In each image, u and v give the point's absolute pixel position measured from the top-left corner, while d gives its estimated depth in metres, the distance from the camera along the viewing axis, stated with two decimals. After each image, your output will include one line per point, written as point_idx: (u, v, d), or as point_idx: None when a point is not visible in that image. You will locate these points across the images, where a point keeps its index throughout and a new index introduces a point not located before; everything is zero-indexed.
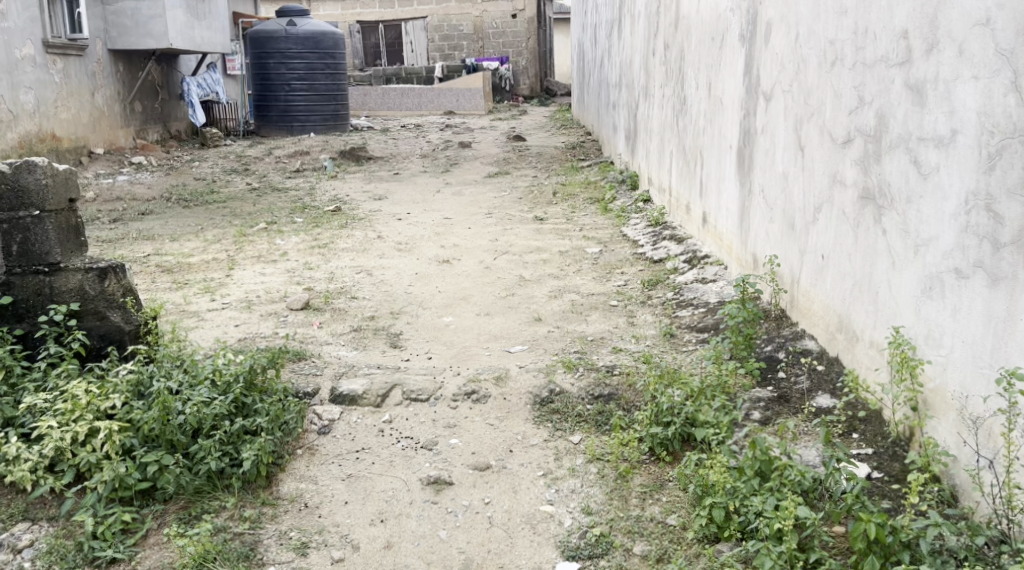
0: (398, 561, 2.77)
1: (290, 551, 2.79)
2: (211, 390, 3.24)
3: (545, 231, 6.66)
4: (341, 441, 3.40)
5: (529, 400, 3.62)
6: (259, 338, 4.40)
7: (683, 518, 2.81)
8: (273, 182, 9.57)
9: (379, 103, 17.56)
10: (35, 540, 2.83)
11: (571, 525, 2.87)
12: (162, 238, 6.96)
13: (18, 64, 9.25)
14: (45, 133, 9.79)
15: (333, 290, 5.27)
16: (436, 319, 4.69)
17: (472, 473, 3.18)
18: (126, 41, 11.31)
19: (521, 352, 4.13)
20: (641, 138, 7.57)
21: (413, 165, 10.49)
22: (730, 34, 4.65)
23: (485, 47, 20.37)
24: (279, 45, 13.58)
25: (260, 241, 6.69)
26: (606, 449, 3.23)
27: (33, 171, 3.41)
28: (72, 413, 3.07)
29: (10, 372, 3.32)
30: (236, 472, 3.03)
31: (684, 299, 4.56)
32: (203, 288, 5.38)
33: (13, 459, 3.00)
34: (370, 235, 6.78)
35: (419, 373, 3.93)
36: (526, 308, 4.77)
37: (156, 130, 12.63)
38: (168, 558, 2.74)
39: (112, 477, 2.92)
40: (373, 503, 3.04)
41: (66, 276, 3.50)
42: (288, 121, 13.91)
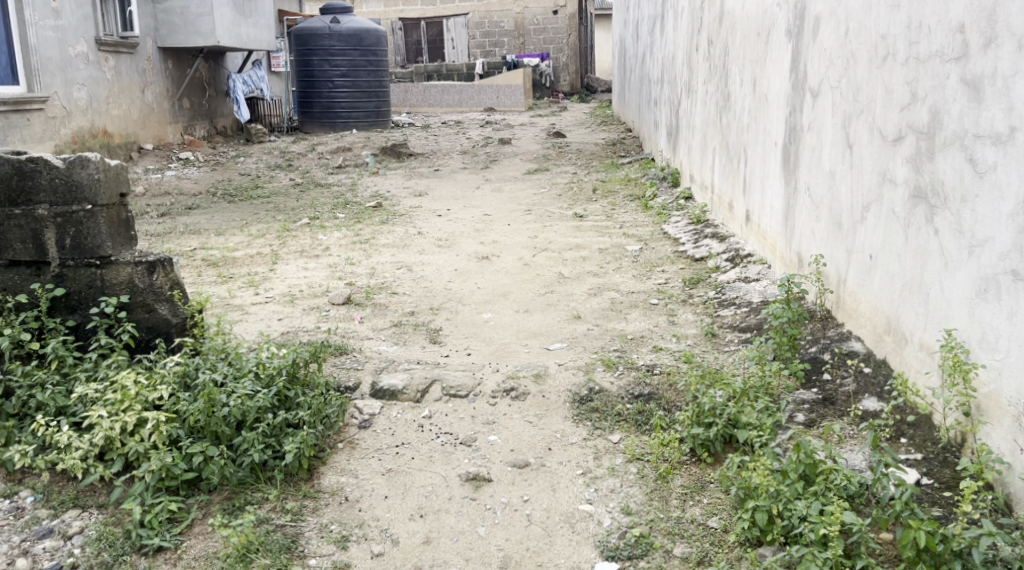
0: (437, 557, 2.78)
1: (331, 544, 2.81)
2: (255, 383, 3.28)
3: (585, 228, 6.64)
4: (381, 435, 3.42)
5: (568, 398, 3.60)
6: (301, 333, 4.44)
7: (725, 520, 2.79)
8: (316, 178, 9.66)
9: (420, 99, 17.61)
10: (85, 527, 2.88)
11: (611, 525, 2.86)
12: (208, 232, 7.06)
13: (71, 61, 9.46)
14: (97, 129, 10.01)
15: (374, 285, 5.31)
16: (475, 315, 4.70)
17: (511, 470, 3.18)
18: (175, 39, 11.49)
19: (560, 349, 4.12)
20: (683, 134, 7.51)
21: (453, 162, 10.53)
22: (776, 29, 4.58)
23: (526, 43, 20.39)
24: (323, 42, 13.71)
25: (302, 236, 6.76)
26: (646, 450, 3.21)
27: (86, 166, 3.47)
28: (121, 403, 3.12)
29: (62, 363, 3.40)
30: (279, 464, 3.07)
31: (726, 299, 4.51)
32: (248, 282, 5.46)
33: (65, 447, 3.08)
34: (410, 231, 6.82)
35: (458, 369, 3.94)
36: (565, 306, 4.76)
37: (203, 126, 12.83)
38: (212, 548, 2.78)
39: (159, 467, 2.97)
40: (413, 497, 3.05)
41: (117, 269, 3.55)
42: (330, 118, 14.03)
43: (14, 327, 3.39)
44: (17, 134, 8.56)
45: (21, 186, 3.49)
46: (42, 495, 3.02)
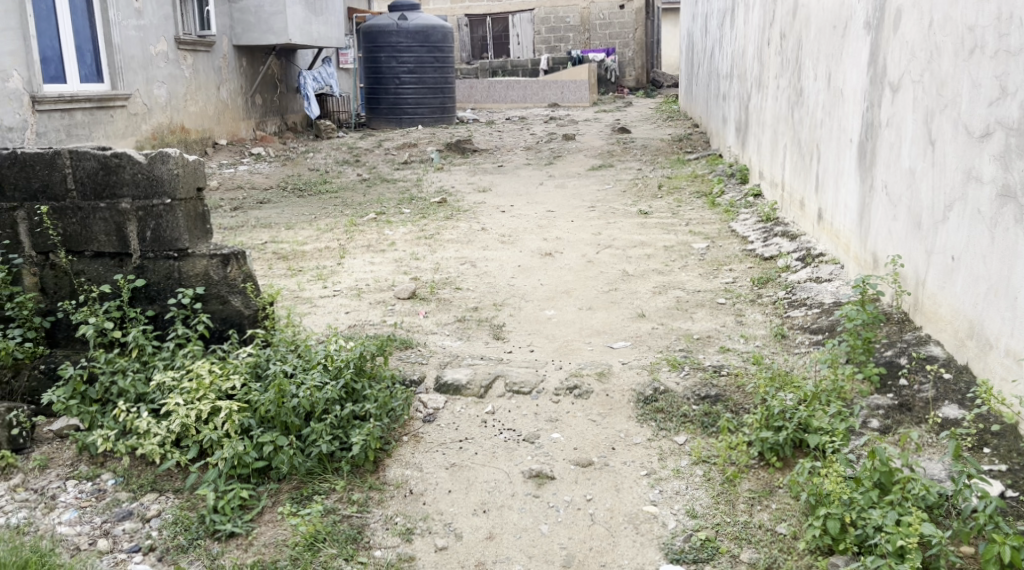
0: (500, 553, 2.79)
1: (395, 536, 2.84)
2: (323, 374, 3.33)
3: (650, 224, 6.57)
4: (445, 429, 3.44)
5: (632, 398, 3.57)
6: (367, 326, 4.50)
7: (795, 527, 2.73)
8: (382, 173, 9.77)
9: (485, 96, 17.71)
10: (162, 510, 2.96)
11: (676, 527, 2.83)
12: (278, 226, 7.21)
13: (152, 59, 9.74)
14: (175, 125, 10.29)
15: (439, 280, 5.35)
16: (538, 311, 4.70)
17: (575, 469, 3.17)
18: (249, 37, 11.75)
19: (624, 348, 4.10)
20: (752, 130, 7.38)
21: (517, 158, 10.54)
22: (854, 22, 4.46)
23: (592, 38, 20.30)
24: (390, 39, 13.84)
25: (369, 231, 6.84)
26: (713, 452, 3.16)
27: (166, 161, 3.56)
28: (196, 392, 3.22)
29: (142, 351, 3.51)
30: (346, 455, 3.12)
31: (797, 299, 4.42)
32: (316, 275, 5.55)
33: (144, 433, 3.18)
34: (474, 227, 6.84)
35: (521, 365, 3.95)
36: (630, 304, 4.72)
37: (274, 122, 13.09)
38: (281, 535, 2.83)
39: (231, 455, 3.03)
40: (476, 493, 3.07)
41: (193, 261, 3.64)
42: (397, 114, 14.18)
43: (98, 315, 3.51)
44: (100, 130, 8.86)
45: (105, 180, 3.60)
46: (122, 478, 3.13)
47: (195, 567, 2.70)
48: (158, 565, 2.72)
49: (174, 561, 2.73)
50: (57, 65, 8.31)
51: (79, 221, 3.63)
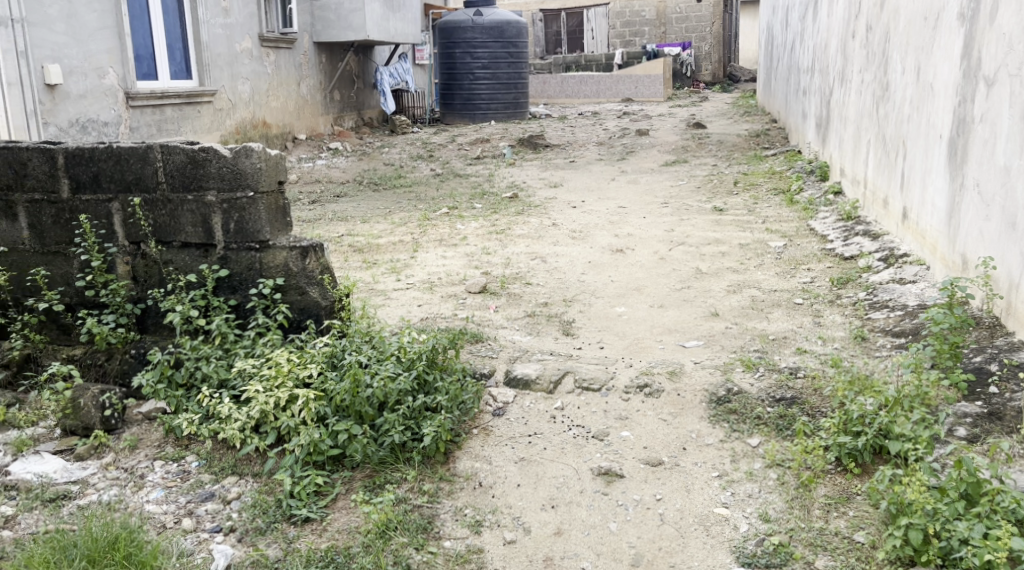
0: (568, 549, 2.80)
1: (465, 527, 2.87)
2: (396, 365, 3.38)
3: (725, 222, 6.48)
4: (515, 424, 3.46)
5: (704, 398, 3.54)
6: (439, 319, 4.56)
7: (873, 536, 2.68)
8: (455, 168, 9.86)
9: (558, 91, 17.69)
10: (242, 493, 3.06)
11: (747, 531, 2.79)
12: (354, 219, 7.34)
13: (238, 56, 10.02)
14: (257, 120, 10.56)
15: (509, 275, 5.37)
16: (609, 308, 4.69)
17: (644, 468, 3.16)
18: (329, 34, 11.98)
19: (696, 347, 4.05)
20: (833, 125, 7.20)
21: (589, 153, 10.51)
22: (947, 13, 4.31)
23: (668, 32, 20.11)
24: (465, 35, 13.96)
25: (441, 225, 6.92)
26: (788, 456, 3.10)
27: (250, 155, 3.64)
28: (276, 379, 3.33)
29: (224, 338, 3.64)
30: (418, 446, 3.16)
31: (879, 301, 4.31)
32: (390, 268, 5.64)
33: (225, 418, 3.29)
34: (546, 222, 6.85)
35: (591, 362, 3.95)
36: (703, 302, 4.66)
37: (351, 117, 13.33)
38: (354, 522, 2.88)
39: (308, 441, 3.11)
40: (545, 488, 3.08)
41: (274, 253, 3.73)
42: (471, 109, 14.27)
43: (184, 304, 3.66)
44: (188, 125, 9.15)
45: (193, 174, 3.70)
46: (204, 461, 3.24)
47: (273, 549, 2.77)
48: (238, 546, 2.79)
49: (252, 543, 2.80)
50: (149, 62, 8.63)
51: (168, 213, 3.74)
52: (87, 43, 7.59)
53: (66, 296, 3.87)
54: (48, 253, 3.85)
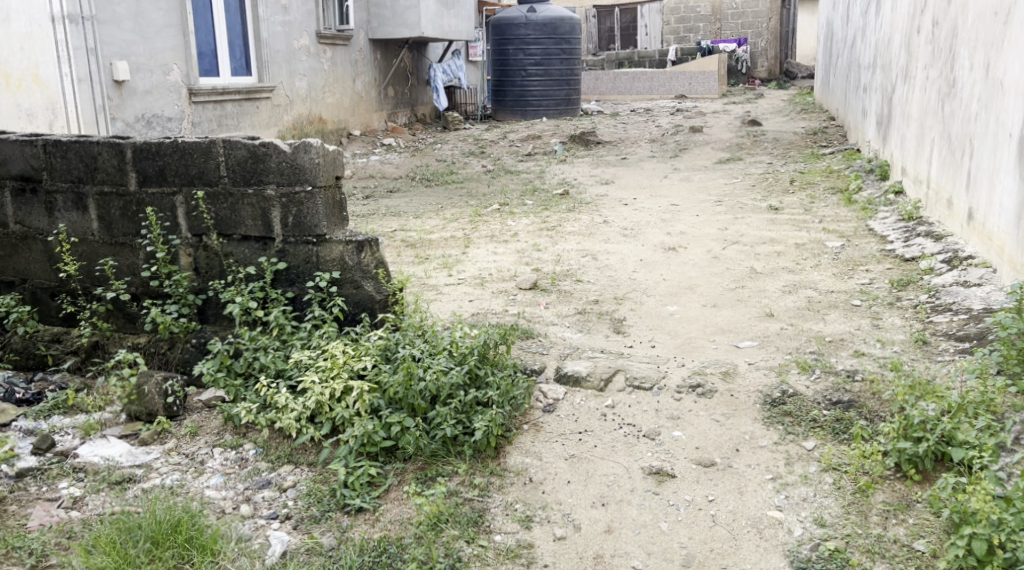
0: (619, 547, 2.80)
1: (515, 522, 2.89)
2: (448, 360, 3.41)
3: (781, 221, 6.39)
4: (565, 420, 3.46)
5: (758, 399, 3.50)
6: (490, 314, 4.58)
7: (934, 545, 2.63)
8: (507, 164, 9.89)
9: (611, 87, 17.57)
10: (297, 482, 3.11)
11: (802, 535, 2.76)
12: (406, 215, 7.39)
13: (295, 53, 10.17)
14: (313, 115, 10.71)
15: (560, 272, 5.37)
16: (661, 306, 4.66)
17: (696, 468, 3.14)
18: (384, 31, 12.10)
19: (750, 347, 4.01)
20: (895, 123, 7.05)
21: (641, 150, 10.45)
22: (1017, 9, 4.22)
23: (723, 28, 19.93)
24: (519, 31, 13.98)
25: (493, 221, 6.94)
26: (845, 460, 3.05)
27: (309, 150, 3.69)
28: (331, 371, 3.39)
29: (282, 330, 3.72)
30: (469, 439, 3.19)
31: (941, 304, 4.22)
32: (442, 263, 5.68)
33: (282, 408, 3.36)
34: (597, 219, 6.83)
35: (643, 360, 3.93)
36: (757, 302, 4.61)
37: (404, 113, 13.44)
38: (406, 514, 2.92)
39: (362, 433, 3.16)
40: (596, 485, 3.08)
41: (330, 247, 3.79)
42: (523, 105, 14.28)
43: (243, 295, 3.74)
44: (247, 120, 9.32)
45: (253, 168, 3.77)
46: (261, 449, 3.30)
47: (327, 538, 2.81)
48: (294, 533, 2.84)
49: (308, 530, 2.85)
50: (212, 59, 8.81)
51: (229, 206, 3.82)
52: (152, 41, 7.78)
53: (132, 286, 3.98)
54: (115, 244, 3.97)
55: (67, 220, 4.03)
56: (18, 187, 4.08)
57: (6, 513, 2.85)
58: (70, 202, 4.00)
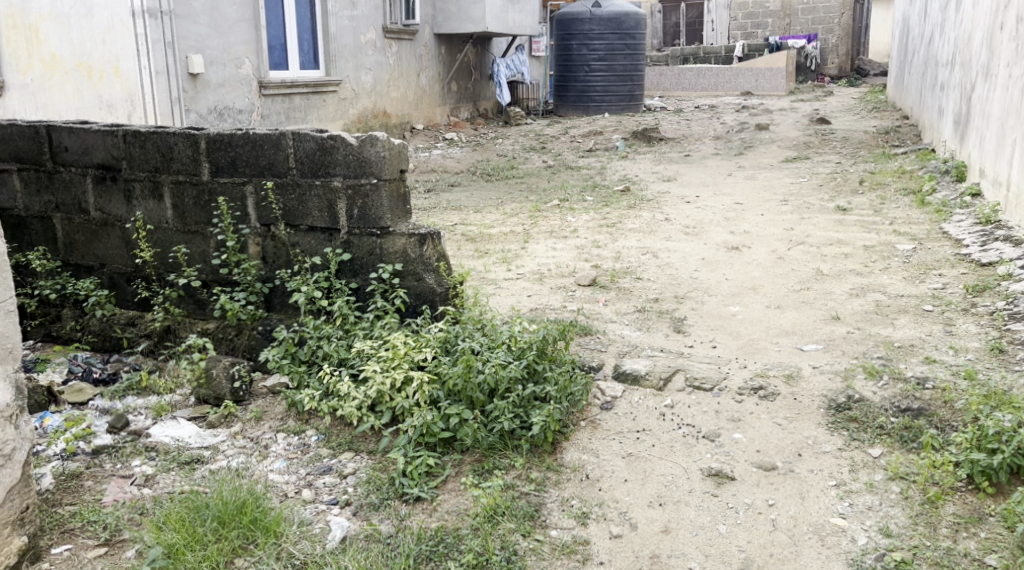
0: (676, 548, 2.77)
1: (571, 518, 2.88)
2: (507, 354, 3.42)
3: (849, 222, 6.26)
4: (622, 419, 3.45)
5: (822, 404, 3.45)
6: (549, 310, 4.59)
7: (1006, 560, 2.56)
8: (568, 160, 9.88)
9: (674, 83, 17.54)
10: (357, 469, 3.16)
11: (866, 544, 2.70)
12: (467, 209, 7.44)
13: (362, 47, 10.30)
14: (378, 109, 10.84)
15: (619, 269, 5.34)
16: (723, 306, 4.60)
17: (756, 471, 3.09)
18: (449, 26, 12.18)
19: (815, 351, 3.94)
20: (974, 123, 6.84)
21: (705, 147, 10.33)
22: None
23: (792, 23, 19.63)
24: (583, 26, 13.94)
25: (553, 216, 6.94)
26: (913, 470, 2.98)
27: (375, 144, 3.72)
28: (392, 361, 3.43)
29: (345, 319, 3.78)
30: (526, 434, 3.19)
31: (1019, 312, 4.08)
32: (502, 258, 5.70)
33: (344, 396, 3.41)
34: (658, 217, 6.77)
35: (704, 361, 3.90)
36: (822, 305, 4.53)
37: (466, 108, 13.51)
38: (463, 505, 2.93)
39: (420, 423, 3.19)
40: (653, 485, 3.06)
41: (393, 239, 3.82)
42: (585, 101, 14.23)
43: (309, 285, 3.81)
44: (314, 113, 9.48)
45: (321, 160, 3.82)
46: (323, 436, 3.37)
47: (385, 525, 2.84)
48: (353, 519, 2.88)
49: (367, 517, 2.89)
50: (282, 52, 8.98)
51: (297, 197, 3.88)
52: (227, 35, 7.97)
53: (202, 273, 4.09)
54: (188, 232, 4.08)
55: (143, 208, 4.15)
56: (99, 175, 4.21)
57: (82, 488, 2.95)
58: (147, 191, 4.12)
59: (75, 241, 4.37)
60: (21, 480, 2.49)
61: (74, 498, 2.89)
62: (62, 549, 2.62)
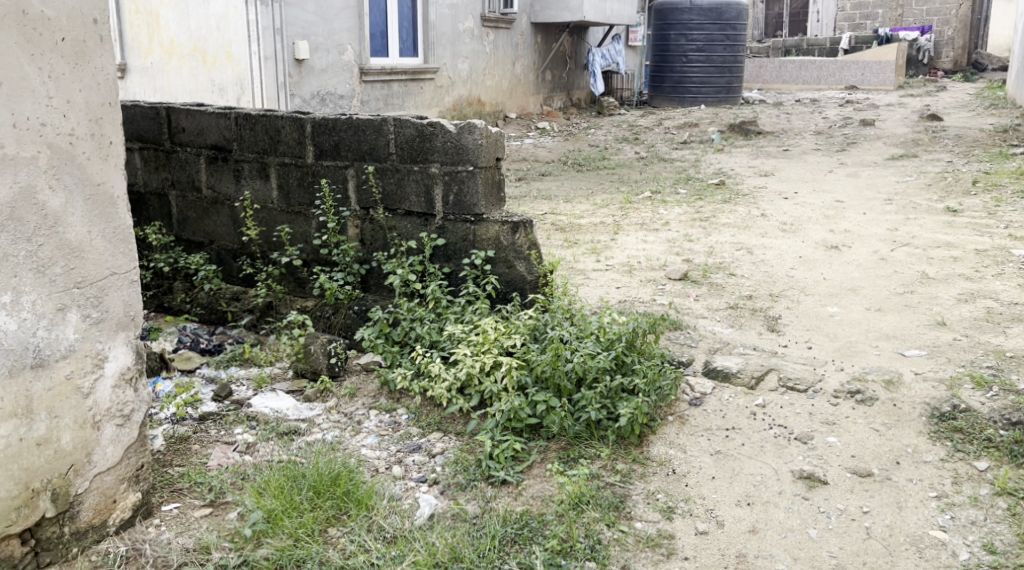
0: (763, 548, 2.70)
1: (657, 512, 2.86)
2: (596, 344, 3.41)
3: (959, 224, 6.01)
4: (712, 416, 3.40)
5: (924, 412, 3.34)
6: (638, 302, 4.56)
7: None
8: (661, 151, 9.76)
9: (775, 75, 17.07)
10: (446, 449, 3.21)
11: (967, 559, 2.59)
12: (557, 199, 7.43)
13: (460, 35, 10.40)
14: (473, 97, 10.93)
15: (712, 264, 5.26)
16: (820, 307, 4.48)
17: (851, 477, 3.01)
18: (546, 15, 12.17)
19: (918, 356, 3.81)
20: None
21: (805, 142, 10.06)
22: None
23: (905, 15, 18.95)
24: (682, 17, 13.72)
25: (644, 209, 6.87)
26: (1022, 486, 2.86)
27: (473, 131, 3.75)
28: (482, 345, 3.48)
29: (437, 302, 3.84)
30: (613, 425, 3.19)
31: None
32: (591, 248, 5.68)
33: (435, 376, 3.48)
34: (753, 212, 6.63)
35: (798, 361, 3.82)
36: (927, 309, 4.37)
37: (560, 98, 13.49)
38: (548, 491, 2.95)
39: (508, 408, 3.22)
40: (741, 484, 3.01)
41: (487, 226, 3.85)
42: (681, 92, 14.04)
43: (404, 267, 3.89)
44: (411, 100, 9.63)
45: (420, 147, 3.87)
46: (414, 414, 3.44)
47: (471, 505, 2.87)
48: (440, 497, 2.92)
49: (453, 496, 2.92)
50: (382, 39, 9.14)
51: (396, 181, 3.95)
52: (332, 22, 8.17)
53: (304, 252, 4.23)
54: (292, 212, 4.21)
55: (251, 187, 4.30)
56: (211, 155, 4.39)
57: (190, 450, 3.09)
58: (255, 171, 4.26)
59: (187, 217, 4.57)
60: (138, 439, 2.62)
61: (182, 459, 3.03)
62: (171, 507, 2.76)
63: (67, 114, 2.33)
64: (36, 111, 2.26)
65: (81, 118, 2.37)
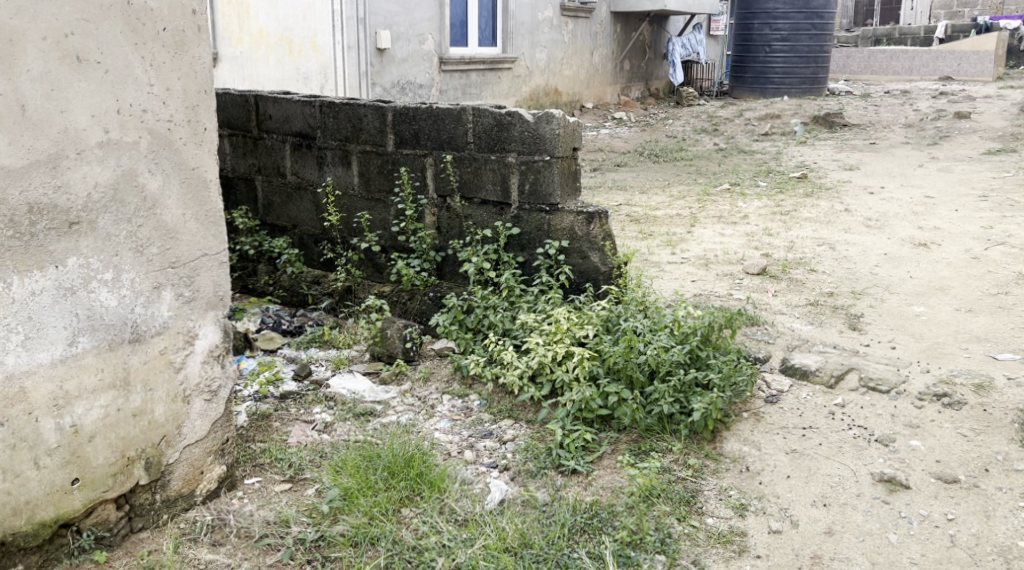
0: (839, 551, 2.64)
1: (729, 508, 2.82)
2: (670, 337, 3.38)
3: None
4: (788, 414, 3.34)
5: (1016, 418, 3.22)
6: (714, 296, 4.50)
7: None
8: (742, 143, 9.58)
9: (863, 66, 16.61)
10: (516, 436, 3.24)
11: None
12: (633, 190, 7.38)
13: (539, 24, 10.40)
14: (550, 87, 10.91)
15: (792, 259, 5.15)
16: (906, 306, 4.35)
17: (936, 483, 2.92)
18: (626, 4, 12.07)
19: (1011, 360, 3.67)
20: None
21: (894, 135, 9.75)
22: None
23: (1006, 3, 18.11)
24: (767, 5, 13.42)
25: (722, 201, 6.77)
26: None
27: (551, 121, 3.74)
28: (555, 335, 3.48)
29: (511, 291, 3.85)
30: (685, 419, 3.15)
31: None
32: (667, 240, 5.62)
33: (507, 364, 3.50)
34: (837, 207, 6.46)
35: (880, 361, 3.71)
36: (1021, 312, 4.20)
37: (639, 88, 13.35)
38: (618, 482, 2.94)
39: (579, 398, 3.21)
40: (818, 484, 2.95)
41: (562, 216, 3.84)
42: (763, 83, 13.71)
43: (478, 256, 3.92)
44: (489, 90, 9.69)
45: (498, 136, 3.88)
46: (485, 401, 3.47)
47: (541, 493, 2.89)
48: (511, 483, 2.95)
49: (524, 483, 2.94)
50: (461, 30, 9.24)
51: (473, 170, 3.98)
52: (413, 12, 8.40)
53: (382, 239, 4.30)
54: (372, 199, 4.29)
55: (333, 174, 4.38)
56: (296, 142, 4.49)
57: (271, 428, 3.19)
58: (337, 158, 4.34)
59: (272, 202, 4.70)
60: (224, 414, 2.71)
61: (264, 436, 3.12)
62: (253, 480, 2.85)
63: (166, 101, 2.42)
64: (139, 98, 2.34)
65: (179, 105, 2.45)
